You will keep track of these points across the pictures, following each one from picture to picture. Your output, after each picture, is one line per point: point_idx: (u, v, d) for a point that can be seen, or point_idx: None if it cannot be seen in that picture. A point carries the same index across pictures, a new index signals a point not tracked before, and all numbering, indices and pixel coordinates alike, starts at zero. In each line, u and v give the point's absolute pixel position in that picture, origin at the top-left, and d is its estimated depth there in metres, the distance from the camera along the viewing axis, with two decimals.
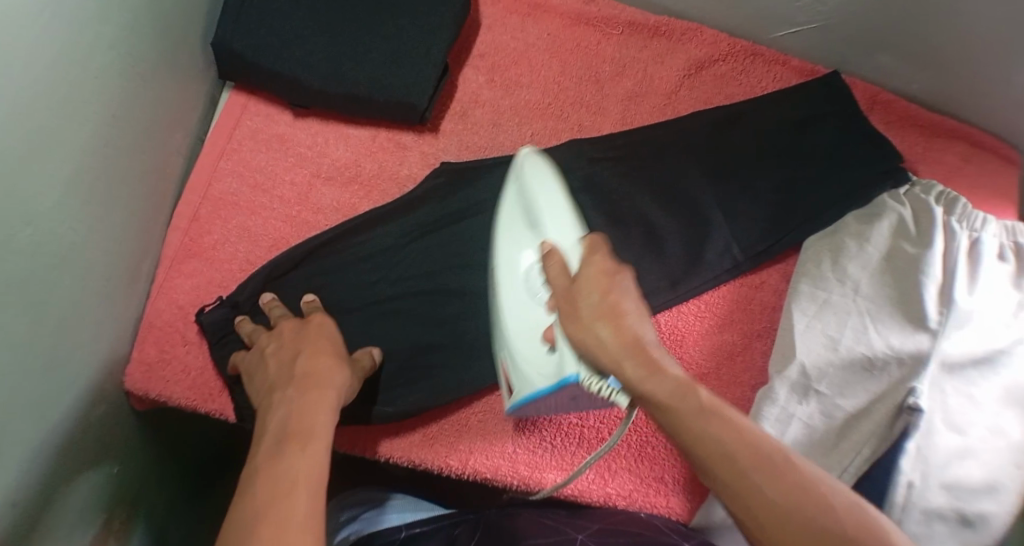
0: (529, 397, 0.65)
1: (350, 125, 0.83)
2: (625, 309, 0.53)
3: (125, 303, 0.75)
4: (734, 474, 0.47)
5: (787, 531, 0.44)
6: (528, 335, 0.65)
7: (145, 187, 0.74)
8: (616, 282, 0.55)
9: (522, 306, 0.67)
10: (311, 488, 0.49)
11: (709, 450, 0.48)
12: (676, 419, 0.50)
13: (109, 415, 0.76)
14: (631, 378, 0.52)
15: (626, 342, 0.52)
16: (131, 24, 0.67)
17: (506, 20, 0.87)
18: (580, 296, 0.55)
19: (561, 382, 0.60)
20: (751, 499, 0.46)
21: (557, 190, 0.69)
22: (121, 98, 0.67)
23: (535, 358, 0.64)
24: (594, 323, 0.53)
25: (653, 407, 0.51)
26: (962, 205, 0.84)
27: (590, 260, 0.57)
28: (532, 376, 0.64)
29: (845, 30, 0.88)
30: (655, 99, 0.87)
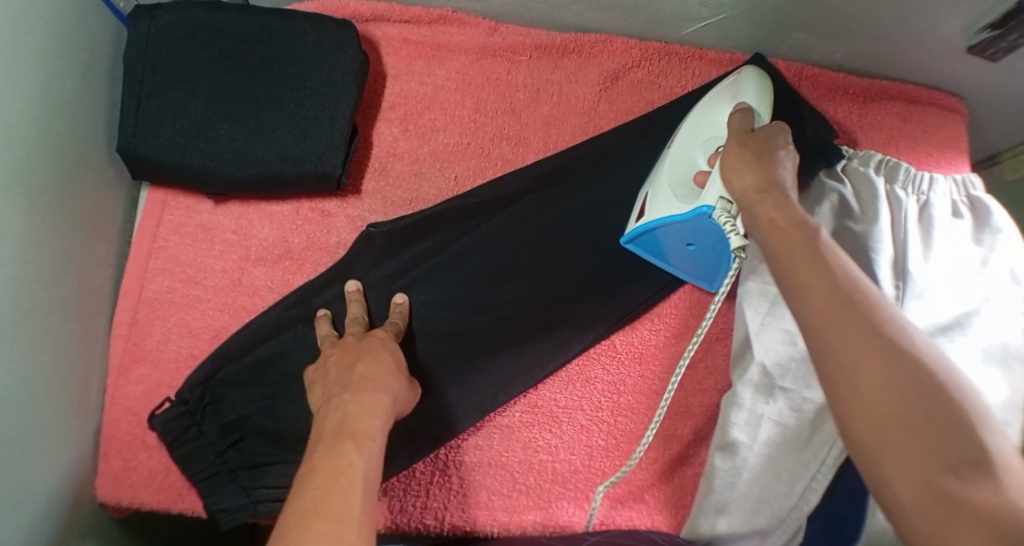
0: (659, 220, 0.74)
1: (272, 202, 0.82)
2: (778, 158, 0.62)
3: (80, 423, 0.75)
4: (832, 292, 0.48)
5: (862, 351, 0.45)
6: (678, 177, 0.74)
7: (75, 306, 0.74)
8: (781, 145, 0.63)
9: (689, 152, 0.75)
10: (364, 484, 0.55)
11: (814, 270, 0.50)
12: (792, 249, 0.52)
13: (89, 533, 0.75)
14: (764, 208, 0.58)
15: (768, 180, 0.60)
16: (27, 155, 0.66)
17: (411, 66, 0.85)
18: (751, 148, 0.63)
19: (696, 210, 0.70)
20: (842, 317, 0.47)
21: (763, 96, 0.73)
22: (30, 230, 0.67)
23: (677, 189, 0.74)
24: (739, 164, 0.63)
25: (769, 233, 0.56)
26: (904, 172, 0.83)
27: (774, 137, 0.64)
28: (667, 200, 0.74)
29: (752, 18, 0.85)
30: (574, 119, 0.86)
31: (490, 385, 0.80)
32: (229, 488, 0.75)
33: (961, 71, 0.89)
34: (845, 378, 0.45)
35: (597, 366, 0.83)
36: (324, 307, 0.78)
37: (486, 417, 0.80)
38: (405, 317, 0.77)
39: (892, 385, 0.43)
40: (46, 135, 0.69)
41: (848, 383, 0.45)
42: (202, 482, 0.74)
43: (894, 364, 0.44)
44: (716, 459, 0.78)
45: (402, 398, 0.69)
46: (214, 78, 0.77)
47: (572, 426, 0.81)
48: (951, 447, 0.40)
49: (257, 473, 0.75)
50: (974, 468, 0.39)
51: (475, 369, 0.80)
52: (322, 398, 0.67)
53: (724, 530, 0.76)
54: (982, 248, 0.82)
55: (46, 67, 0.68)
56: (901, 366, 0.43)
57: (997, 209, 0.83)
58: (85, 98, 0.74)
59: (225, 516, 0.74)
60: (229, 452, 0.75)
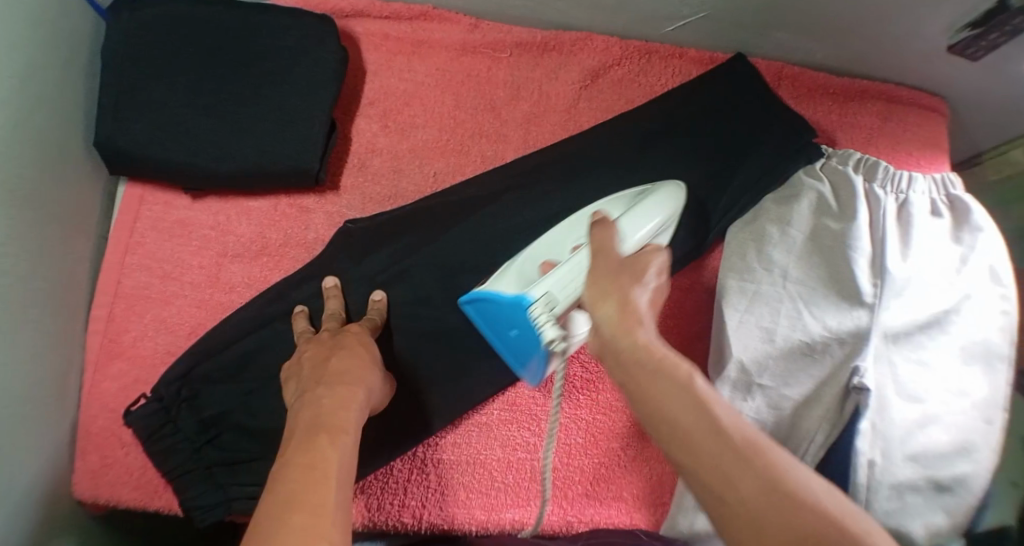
0: (480, 293, 0.74)
1: (250, 198, 0.82)
2: (642, 284, 0.53)
3: (56, 419, 0.74)
4: (705, 448, 0.42)
5: (759, 515, 0.39)
6: (525, 264, 0.74)
7: (52, 301, 0.73)
8: (650, 266, 0.54)
9: (574, 237, 0.74)
10: (338, 477, 0.55)
11: (691, 425, 0.43)
12: (663, 402, 0.45)
13: (66, 530, 0.75)
14: (634, 350, 0.48)
15: (632, 313, 0.50)
16: (7, 149, 0.66)
17: (391, 62, 0.85)
18: (620, 267, 0.55)
19: (519, 298, 0.70)
20: (724, 479, 0.41)
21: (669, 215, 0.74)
22: (10, 224, 0.67)
23: (519, 275, 0.74)
24: (604, 292, 0.53)
25: (648, 384, 0.46)
26: (883, 170, 0.82)
27: (647, 258, 0.56)
28: (503, 282, 0.73)
29: (732, 16, 0.85)
30: (554, 117, 0.87)
31: (469, 382, 0.79)
32: (205, 485, 0.74)
33: (940, 70, 0.89)
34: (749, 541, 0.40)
35: (576, 364, 0.83)
36: (302, 303, 0.78)
37: (464, 414, 0.80)
38: (382, 314, 0.77)
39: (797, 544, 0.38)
40: (23, 130, 0.68)
41: None
42: (179, 478, 0.74)
43: (802, 523, 0.39)
44: None
45: (376, 393, 0.69)
46: (192, 73, 0.77)
47: (551, 423, 0.80)
48: None
49: (232, 470, 0.75)
50: None
51: (454, 366, 0.79)
52: (296, 394, 0.67)
53: (702, 529, 0.75)
54: (961, 248, 0.82)
55: (22, 61, 0.68)
56: (800, 517, 0.39)
57: (978, 208, 0.83)
58: (62, 93, 0.74)
59: (200, 514, 0.74)
60: (206, 449, 0.75)
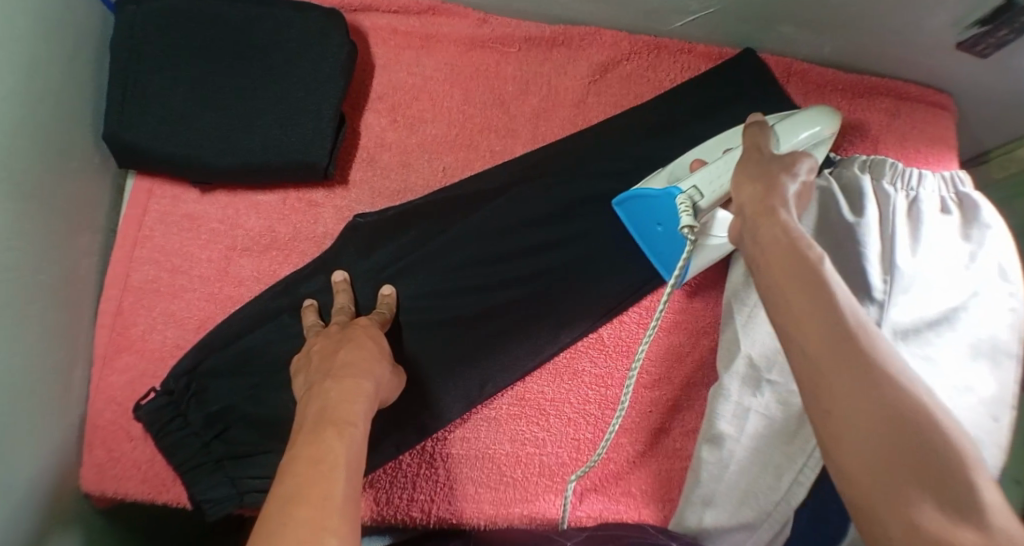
0: (628, 193, 0.79)
1: (258, 192, 0.82)
2: (789, 176, 0.59)
3: (63, 413, 0.74)
4: (818, 322, 0.47)
5: (849, 391, 0.43)
6: (674, 170, 0.78)
7: (60, 294, 0.73)
8: (794, 167, 0.60)
9: (716, 146, 0.78)
10: (345, 469, 0.54)
11: (805, 299, 0.48)
12: (787, 283, 0.49)
13: (74, 524, 0.75)
14: (761, 227, 0.55)
15: (770, 201, 0.56)
16: (16, 144, 0.66)
17: (399, 56, 0.85)
18: (762, 163, 0.62)
19: (667, 192, 0.75)
20: (827, 351, 0.45)
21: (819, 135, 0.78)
22: (19, 220, 0.66)
23: (669, 176, 0.78)
24: (749, 176, 0.60)
25: (769, 256, 0.52)
26: (891, 171, 0.83)
27: (795, 158, 0.61)
28: (656, 180, 0.79)
29: (741, 11, 0.85)
30: (563, 111, 0.86)
31: (477, 378, 0.79)
32: (214, 478, 0.74)
33: (950, 68, 0.89)
34: (840, 418, 0.44)
35: (584, 360, 0.82)
36: (310, 297, 0.78)
37: (472, 409, 0.79)
38: (393, 308, 0.77)
39: (888, 432, 0.42)
40: (32, 124, 0.68)
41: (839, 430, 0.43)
42: (187, 472, 0.74)
43: (886, 411, 0.42)
44: (703, 452, 0.78)
45: (385, 385, 0.69)
46: (200, 67, 0.77)
47: (559, 419, 0.80)
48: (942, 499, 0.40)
49: (241, 464, 0.75)
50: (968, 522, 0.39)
51: (462, 361, 0.79)
52: (304, 387, 0.67)
53: (710, 524, 0.77)
54: (969, 244, 0.81)
55: (32, 54, 0.68)
56: (898, 413, 0.42)
57: (987, 205, 0.83)
58: (70, 86, 0.73)
59: (211, 508, 0.74)
60: (215, 443, 0.75)
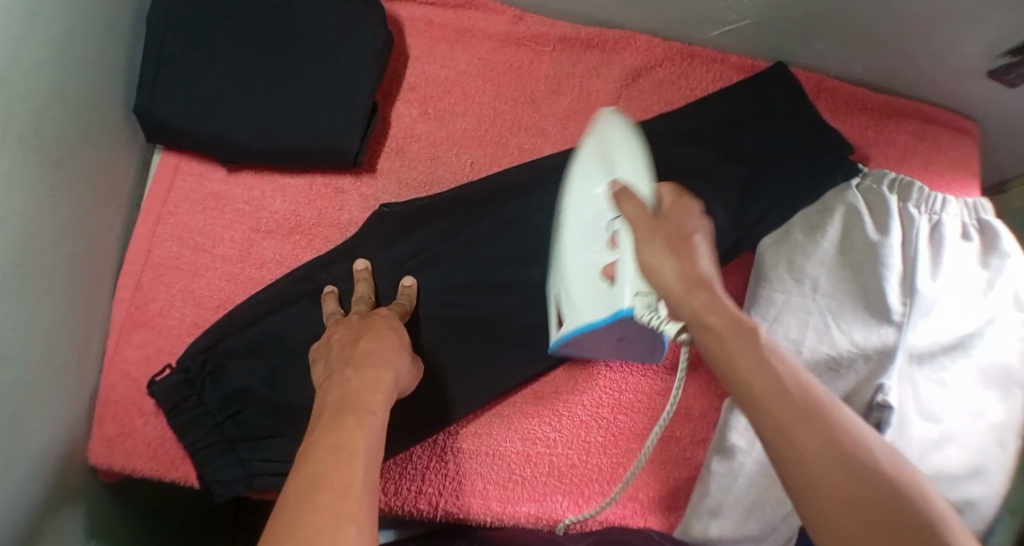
0: (579, 329, 0.65)
1: (286, 175, 0.82)
2: (688, 241, 0.51)
3: (78, 383, 0.73)
4: (777, 398, 0.43)
5: (822, 471, 0.41)
6: (581, 274, 0.66)
7: (83, 263, 0.73)
8: (690, 229, 0.52)
9: (588, 244, 0.66)
10: (366, 457, 0.54)
11: (760, 374, 0.44)
12: (732, 352, 0.45)
13: (80, 497, 0.74)
14: (694, 308, 0.48)
15: (694, 275, 0.49)
16: (49, 105, 0.65)
17: (434, 49, 0.85)
18: (660, 225, 0.53)
19: (616, 314, 0.59)
20: (798, 429, 0.42)
21: (639, 157, 0.64)
22: (47, 183, 0.66)
23: (588, 290, 0.64)
24: (655, 244, 0.52)
25: (710, 338, 0.47)
26: (917, 191, 0.83)
27: (677, 219, 0.53)
28: (591, 307, 0.64)
29: (777, 24, 0.85)
30: (593, 114, 0.86)
31: (491, 374, 0.79)
32: (226, 459, 0.74)
33: (979, 94, 0.89)
34: (812, 503, 0.41)
35: (599, 363, 0.83)
36: (331, 283, 0.77)
37: (487, 405, 0.80)
38: (412, 300, 0.77)
39: (868, 520, 0.40)
40: (67, 89, 0.67)
41: (827, 513, 0.41)
42: (198, 451, 0.73)
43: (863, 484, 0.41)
44: (713, 463, 0.78)
45: (405, 376, 0.68)
46: (236, 46, 0.77)
47: (571, 420, 0.80)
48: None
49: (254, 446, 0.75)
50: None
51: (479, 356, 0.79)
52: (324, 374, 0.67)
53: (716, 535, 0.76)
54: (988, 272, 0.82)
55: (72, 20, 0.67)
56: (871, 492, 0.40)
57: (1007, 235, 0.83)
58: (105, 56, 0.73)
59: (219, 488, 0.73)
60: (227, 424, 0.75)
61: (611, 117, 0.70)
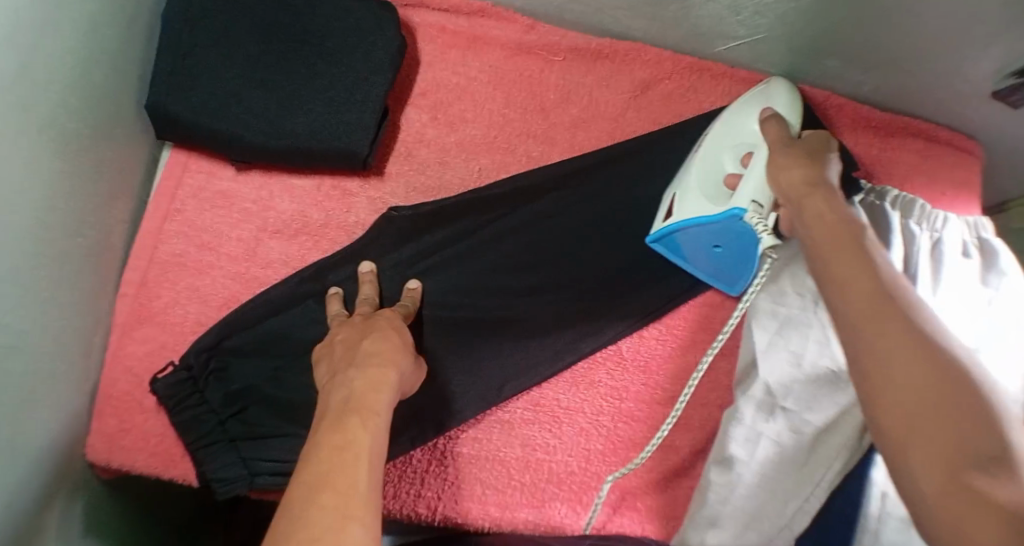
0: (682, 219, 0.77)
1: (295, 176, 0.82)
2: (822, 162, 0.64)
3: (81, 378, 0.73)
4: (868, 282, 0.51)
5: (890, 340, 0.48)
6: (704, 174, 0.78)
7: (90, 259, 0.73)
8: (823, 155, 0.65)
9: (717, 155, 0.78)
10: (369, 457, 0.55)
11: (853, 259, 0.53)
12: (837, 253, 0.54)
13: (79, 492, 0.74)
14: (810, 203, 0.60)
15: (816, 181, 0.62)
16: (64, 101, 0.65)
17: (446, 54, 0.86)
18: (800, 146, 0.66)
19: (729, 212, 0.75)
20: (879, 307, 0.50)
21: (794, 108, 0.76)
22: (60, 180, 0.66)
23: (704, 188, 0.77)
24: (784, 158, 0.66)
25: (818, 226, 0.57)
26: (919, 208, 0.85)
27: (817, 144, 0.66)
28: (700, 202, 0.77)
29: (786, 41, 0.86)
30: (601, 124, 0.87)
31: (494, 379, 0.80)
32: (228, 458, 0.74)
33: (983, 115, 0.90)
34: (880, 370, 0.47)
35: (601, 371, 0.83)
36: (336, 285, 0.78)
37: (487, 410, 0.80)
38: (416, 303, 0.77)
39: (926, 384, 0.45)
40: (82, 85, 0.68)
41: (881, 373, 0.47)
42: (200, 449, 0.73)
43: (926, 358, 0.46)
44: (713, 473, 0.78)
45: (409, 376, 0.69)
46: (250, 47, 0.77)
47: (573, 427, 0.81)
48: (971, 438, 0.43)
49: (256, 445, 0.75)
50: (994, 463, 0.42)
51: (484, 361, 0.80)
52: (328, 375, 0.67)
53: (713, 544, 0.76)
54: (987, 290, 0.82)
55: (90, 17, 0.67)
56: (934, 367, 0.46)
57: (1006, 254, 0.84)
58: (120, 52, 0.73)
59: (220, 487, 0.73)
60: (230, 422, 0.75)
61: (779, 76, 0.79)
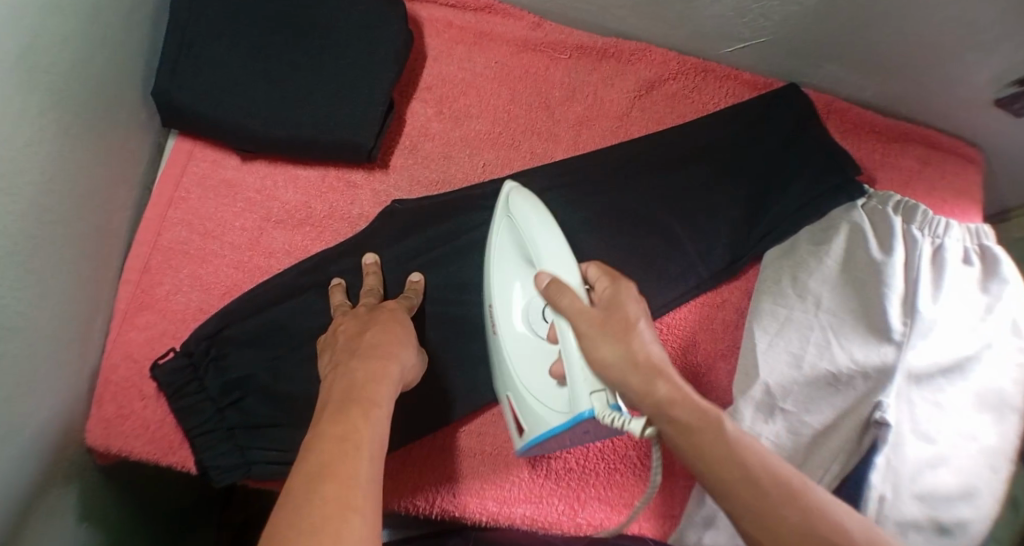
0: (538, 438, 0.65)
1: (299, 166, 0.82)
2: (633, 334, 0.58)
3: (79, 362, 0.73)
4: (706, 438, 0.54)
5: (751, 491, 0.52)
6: (536, 372, 0.66)
7: (93, 242, 0.73)
8: (631, 313, 0.60)
9: (527, 336, 0.68)
10: (369, 451, 0.54)
11: (694, 426, 0.55)
12: (705, 441, 0.54)
13: (73, 477, 0.73)
14: (640, 387, 0.56)
15: (629, 363, 0.57)
16: (69, 81, 0.65)
17: (452, 50, 0.87)
18: (602, 322, 0.59)
19: (576, 417, 0.61)
20: (723, 461, 0.53)
21: (558, 237, 0.67)
22: (64, 159, 0.66)
23: (544, 396, 0.65)
24: (603, 338, 0.59)
25: (649, 405, 0.56)
26: (922, 213, 0.84)
27: (612, 306, 0.61)
28: (548, 410, 0.64)
29: (790, 44, 0.87)
30: (605, 122, 0.88)
31: (494, 373, 0.79)
32: (227, 445, 0.74)
33: (985, 123, 0.90)
34: (750, 517, 0.52)
35: None
36: (338, 277, 0.78)
37: (487, 405, 0.80)
38: (419, 295, 0.77)
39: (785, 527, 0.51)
40: (89, 67, 0.68)
41: (761, 521, 0.52)
42: (198, 436, 0.73)
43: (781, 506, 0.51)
44: None
45: (411, 368, 0.68)
46: (258, 37, 0.78)
47: None
48: None
49: (255, 433, 0.74)
50: None
51: (483, 355, 0.80)
52: (330, 364, 0.67)
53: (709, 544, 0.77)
54: (987, 297, 0.82)
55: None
56: (790, 509, 0.51)
57: (1009, 261, 0.83)
58: (128, 38, 0.74)
59: (219, 474, 0.73)
60: (229, 410, 0.75)
61: (514, 189, 0.72)
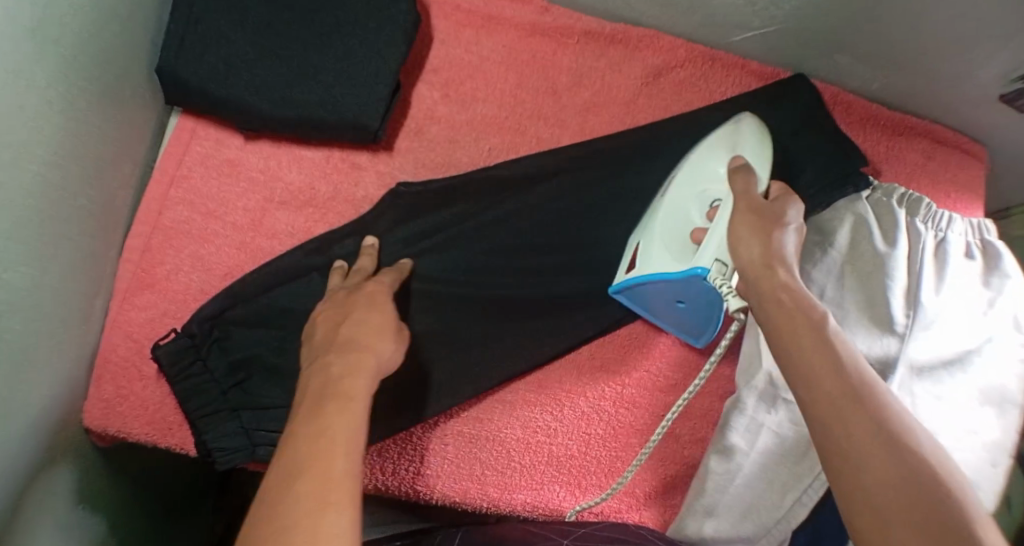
0: (642, 277, 0.76)
1: (303, 147, 0.82)
2: (784, 235, 0.63)
3: (79, 342, 0.72)
4: (804, 346, 0.54)
5: (839, 406, 0.50)
6: (673, 230, 0.75)
7: (95, 220, 0.72)
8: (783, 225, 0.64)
9: (682, 204, 0.75)
10: (347, 444, 0.50)
11: (798, 326, 0.55)
12: (804, 345, 0.54)
13: (72, 457, 0.73)
14: (772, 277, 0.59)
15: (772, 257, 0.60)
16: (75, 56, 0.64)
17: (459, 33, 0.86)
18: (761, 220, 0.64)
19: (689, 272, 0.71)
20: (821, 374, 0.52)
21: (761, 155, 0.73)
22: (69, 136, 0.65)
23: (667, 248, 0.74)
24: (750, 229, 0.63)
25: (769, 297, 0.58)
26: (925, 206, 0.84)
27: (773, 214, 0.65)
28: (661, 258, 0.74)
29: (800, 34, 0.86)
30: (612, 109, 0.87)
31: (497, 359, 0.79)
32: (230, 426, 0.73)
33: (990, 118, 0.90)
34: (837, 434, 0.50)
35: (605, 354, 0.83)
36: (342, 259, 0.77)
37: (489, 390, 0.79)
38: (401, 280, 0.75)
39: (876, 453, 0.48)
40: (93, 42, 0.67)
41: (844, 441, 0.49)
42: (202, 418, 0.72)
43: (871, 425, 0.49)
44: (711, 461, 0.78)
45: (393, 358, 0.64)
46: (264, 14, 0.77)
47: (573, 411, 0.81)
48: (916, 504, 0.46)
49: (260, 414, 0.74)
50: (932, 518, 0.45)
51: (487, 340, 0.80)
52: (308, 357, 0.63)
53: (709, 534, 0.77)
54: (989, 291, 0.82)
55: None
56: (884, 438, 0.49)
57: (1010, 256, 0.84)
58: (133, 14, 0.73)
59: (222, 455, 0.72)
60: (233, 392, 0.74)
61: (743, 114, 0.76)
